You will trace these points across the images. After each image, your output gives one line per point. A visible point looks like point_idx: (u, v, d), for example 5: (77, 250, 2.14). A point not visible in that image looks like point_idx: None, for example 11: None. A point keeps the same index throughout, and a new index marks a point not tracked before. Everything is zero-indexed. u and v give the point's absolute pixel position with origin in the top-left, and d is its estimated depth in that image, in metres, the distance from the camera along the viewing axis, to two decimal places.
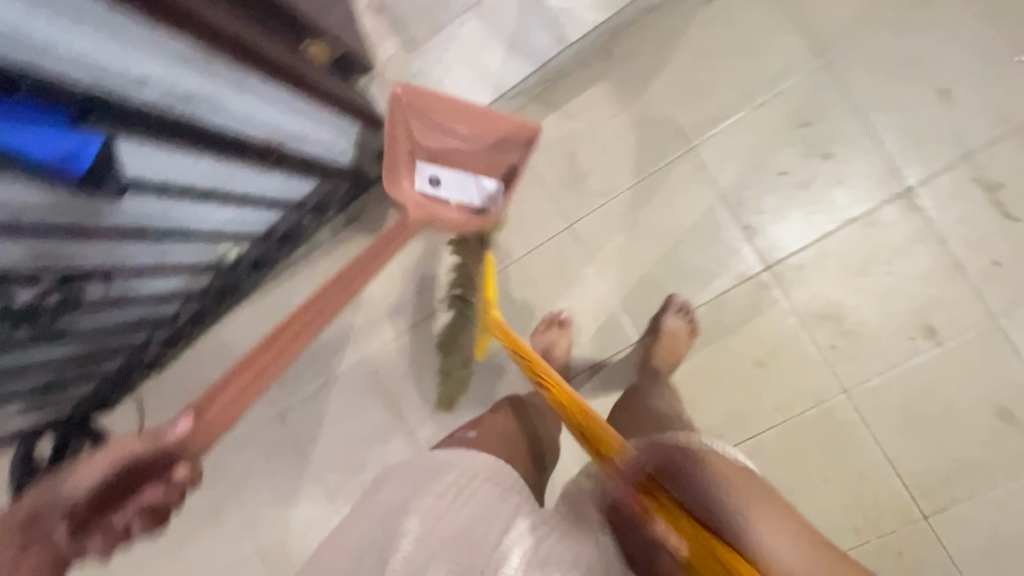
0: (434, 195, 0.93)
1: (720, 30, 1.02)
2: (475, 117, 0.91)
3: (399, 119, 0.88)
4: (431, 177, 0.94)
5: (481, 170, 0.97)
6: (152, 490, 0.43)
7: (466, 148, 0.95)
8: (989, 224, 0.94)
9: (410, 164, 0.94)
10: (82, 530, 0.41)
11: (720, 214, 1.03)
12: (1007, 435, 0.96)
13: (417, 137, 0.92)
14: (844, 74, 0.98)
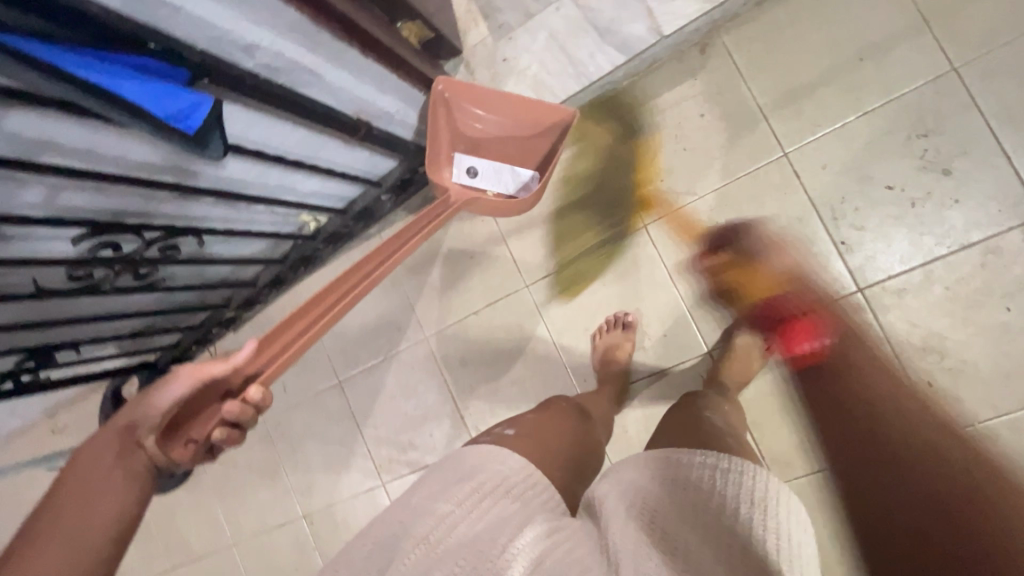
0: (467, 184, 1.01)
1: (835, 27, 0.93)
2: (511, 112, 0.94)
3: (438, 112, 0.94)
4: (467, 167, 1.01)
5: (518, 160, 1.01)
6: (217, 406, 0.57)
7: (502, 138, 0.98)
8: None
9: (449, 153, 1.01)
10: (172, 436, 0.53)
11: (811, 226, 0.96)
12: None
13: (455, 127, 0.98)
14: (975, 79, 0.87)
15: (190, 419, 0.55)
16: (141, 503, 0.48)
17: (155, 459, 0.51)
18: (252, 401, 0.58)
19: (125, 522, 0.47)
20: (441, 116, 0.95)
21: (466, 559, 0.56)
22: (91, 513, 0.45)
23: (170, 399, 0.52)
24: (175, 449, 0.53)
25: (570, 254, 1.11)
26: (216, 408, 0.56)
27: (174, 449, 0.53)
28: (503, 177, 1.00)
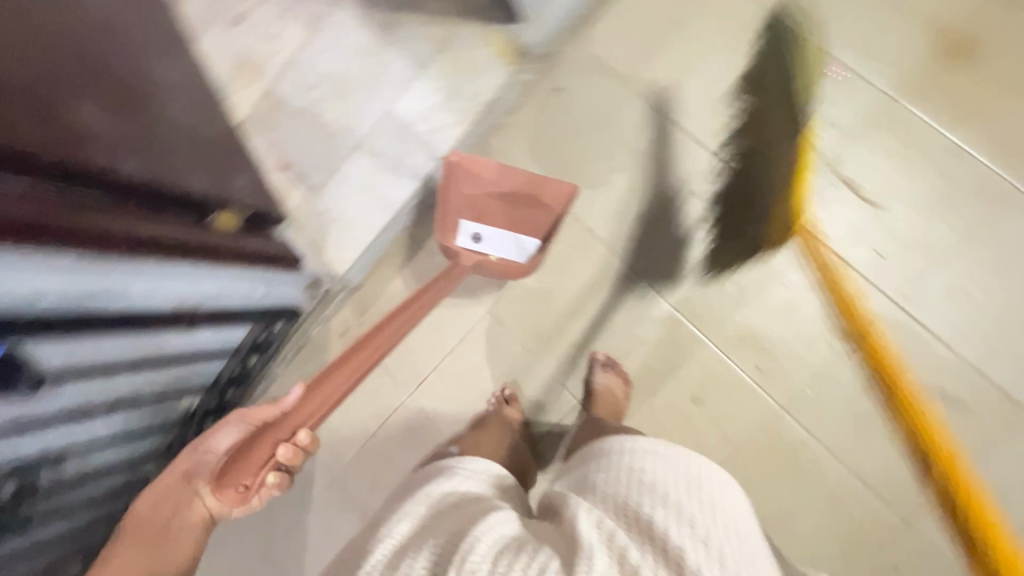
0: (471, 248, 1.07)
1: (574, 110, 1.13)
2: (517, 187, 1.05)
3: (454, 184, 1.06)
4: (472, 234, 1.08)
5: (522, 230, 1.08)
6: (279, 441, 0.67)
7: (510, 210, 1.07)
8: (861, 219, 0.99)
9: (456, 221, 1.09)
10: (256, 473, 0.66)
11: (618, 266, 1.09)
12: (956, 418, 0.94)
13: (464, 198, 1.08)
14: (686, 121, 1.09)
15: (261, 457, 0.66)
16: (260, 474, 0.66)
17: (210, 509, 0.85)
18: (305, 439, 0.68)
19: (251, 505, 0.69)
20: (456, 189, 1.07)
21: (436, 550, 0.59)
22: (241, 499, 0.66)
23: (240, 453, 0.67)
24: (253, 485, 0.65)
25: (434, 357, 1.15)
26: (265, 454, 0.66)
27: (269, 479, 0.67)
28: (516, 245, 1.07)
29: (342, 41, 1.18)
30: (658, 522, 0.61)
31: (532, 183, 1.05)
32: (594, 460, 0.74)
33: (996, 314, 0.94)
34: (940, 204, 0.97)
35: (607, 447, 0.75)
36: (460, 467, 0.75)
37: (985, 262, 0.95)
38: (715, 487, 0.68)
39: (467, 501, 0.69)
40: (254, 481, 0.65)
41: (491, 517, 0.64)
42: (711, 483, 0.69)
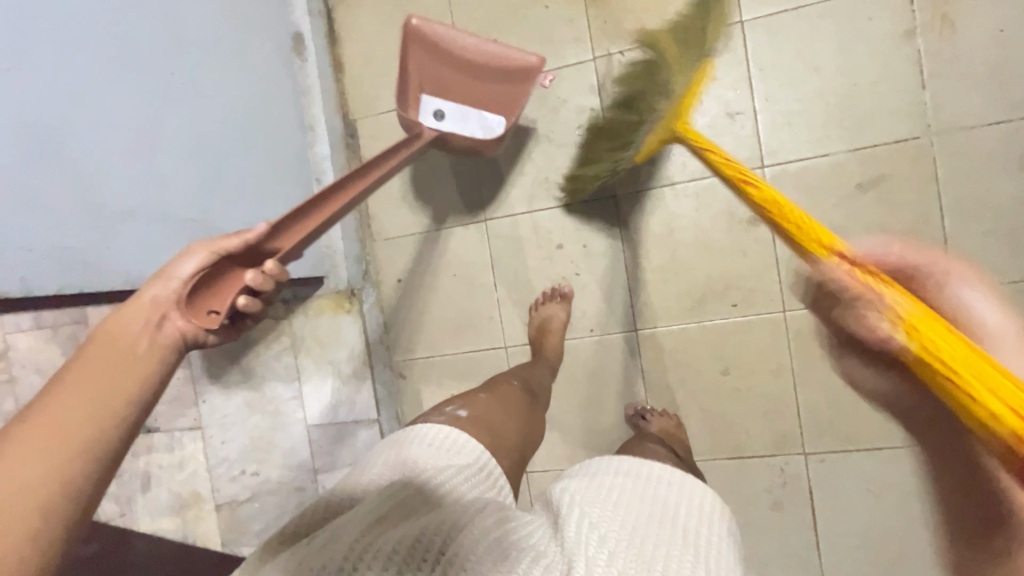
0: (433, 125, 1.04)
1: (423, 284, 1.17)
2: (484, 54, 1.01)
3: (414, 59, 1.03)
4: (434, 110, 1.05)
5: (486, 104, 1.05)
6: (235, 283, 0.57)
7: (468, 77, 1.04)
8: (673, 144, 1.03)
9: (416, 95, 1.05)
10: (191, 301, 0.52)
11: (569, 344, 1.11)
12: (889, 192, 0.95)
13: (422, 67, 1.04)
14: (497, 207, 1.12)
15: (223, 288, 0.56)
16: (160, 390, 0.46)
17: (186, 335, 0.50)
18: (269, 274, 0.57)
19: (145, 402, 0.44)
20: (434, 41, 1.01)
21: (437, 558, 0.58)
22: (117, 384, 0.43)
23: (190, 279, 0.52)
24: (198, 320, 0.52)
25: None
26: (238, 269, 0.57)
27: (203, 318, 0.53)
28: (486, 120, 1.05)
29: (229, 416, 1.18)
30: (669, 555, 0.61)
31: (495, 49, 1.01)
32: (612, 471, 0.74)
33: (827, 101, 0.96)
34: (706, 79, 1.01)
35: (634, 469, 0.75)
36: (472, 454, 0.75)
37: (778, 80, 0.98)
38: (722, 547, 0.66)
39: (492, 503, 0.68)
40: (151, 334, 0.47)
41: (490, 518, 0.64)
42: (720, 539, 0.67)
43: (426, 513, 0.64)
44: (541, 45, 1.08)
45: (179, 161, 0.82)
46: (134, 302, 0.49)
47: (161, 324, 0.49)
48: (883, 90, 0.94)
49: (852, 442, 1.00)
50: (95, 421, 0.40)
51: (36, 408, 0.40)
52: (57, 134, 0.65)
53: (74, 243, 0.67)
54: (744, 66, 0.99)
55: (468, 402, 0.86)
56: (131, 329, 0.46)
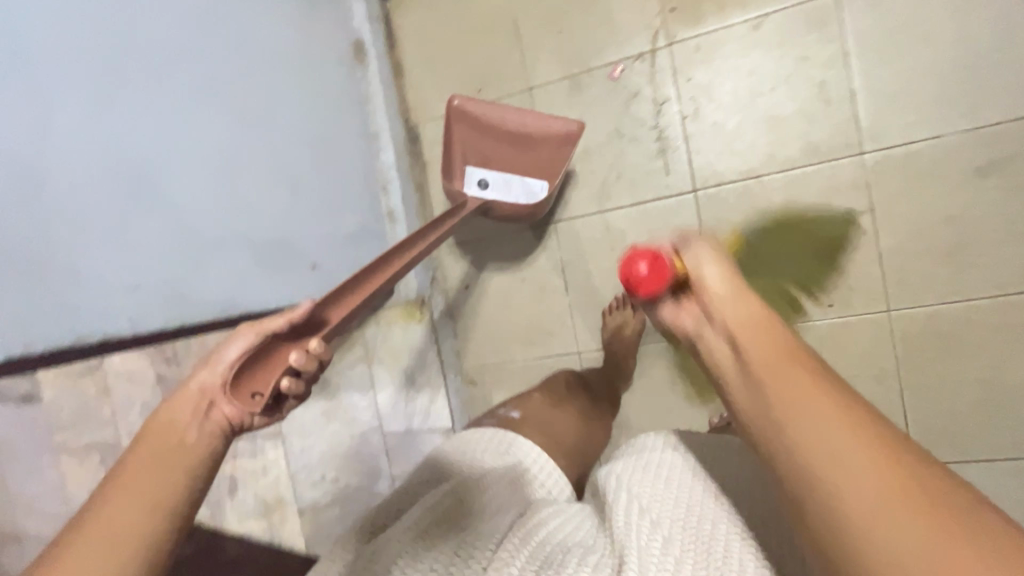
0: (478, 194, 1.06)
1: (491, 290, 1.15)
2: (527, 127, 1.02)
3: (458, 135, 1.05)
4: (479, 180, 1.07)
5: (528, 172, 1.05)
6: (280, 360, 0.50)
7: (510, 147, 1.05)
8: (758, 133, 0.95)
9: (461, 167, 1.07)
10: (237, 386, 0.49)
11: (646, 349, 1.07)
12: (1015, 174, 0.84)
13: (467, 143, 1.06)
14: (567, 208, 1.08)
15: (266, 367, 0.50)
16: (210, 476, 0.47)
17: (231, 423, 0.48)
18: (313, 354, 0.51)
19: (195, 490, 0.45)
20: (477, 116, 1.04)
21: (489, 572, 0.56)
22: (160, 477, 0.44)
23: (234, 361, 0.48)
24: (241, 405, 0.48)
25: None
26: (288, 346, 0.51)
27: (249, 403, 0.49)
28: (527, 191, 1.05)
29: (308, 426, 1.21)
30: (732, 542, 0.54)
31: (533, 119, 1.02)
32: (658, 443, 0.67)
33: (938, 76, 0.86)
34: (795, 59, 0.92)
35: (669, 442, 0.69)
36: (522, 459, 0.72)
37: (879, 57, 0.89)
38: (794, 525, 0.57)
39: (534, 503, 0.65)
40: (194, 431, 0.46)
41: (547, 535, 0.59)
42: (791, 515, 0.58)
43: (467, 523, 0.62)
44: (610, 34, 1.02)
45: (256, 184, 0.82)
46: (182, 394, 0.47)
47: (208, 414, 0.47)
48: (1006, 59, 0.84)
49: (971, 453, 0.90)
50: (145, 501, 0.43)
51: (111, 494, 0.43)
52: (146, 182, 0.66)
53: (179, 279, 0.70)
54: (839, 43, 0.90)
55: (521, 403, 0.85)
56: (175, 428, 0.46)
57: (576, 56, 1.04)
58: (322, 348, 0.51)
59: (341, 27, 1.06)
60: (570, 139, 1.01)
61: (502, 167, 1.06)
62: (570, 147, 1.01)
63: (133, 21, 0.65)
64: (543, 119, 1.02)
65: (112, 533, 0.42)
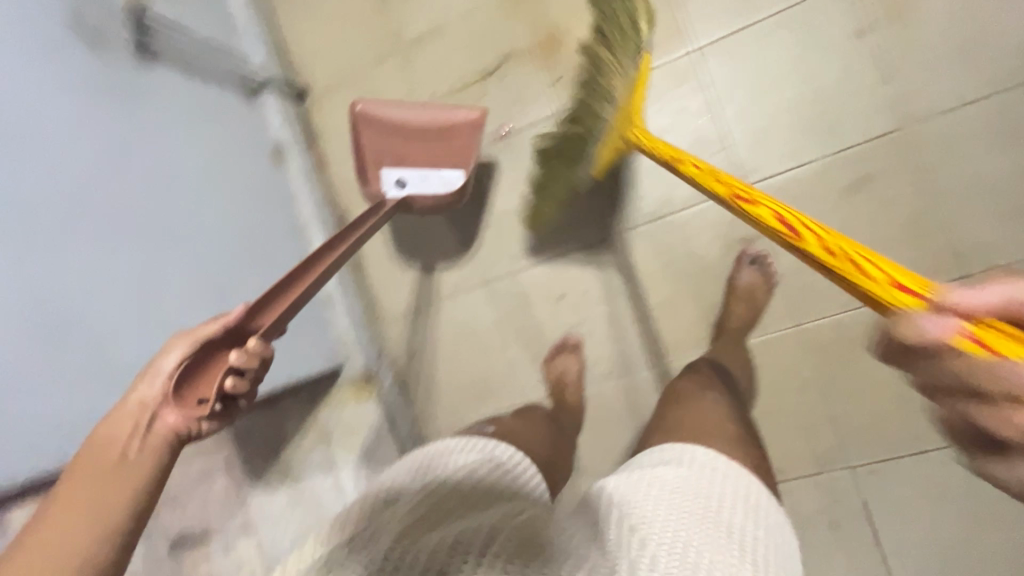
0: (397, 194, 1.04)
1: (436, 355, 1.19)
2: (428, 119, 1.04)
3: (368, 137, 1.05)
4: (396, 180, 1.06)
5: (444, 164, 1.06)
6: (223, 359, 0.55)
7: (420, 140, 1.05)
8: (651, 179, 1.04)
9: (376, 168, 1.07)
10: (181, 394, 0.53)
11: (587, 391, 1.11)
12: (876, 187, 0.94)
13: (371, 148, 1.06)
14: (494, 269, 1.14)
15: (208, 372, 0.55)
16: (154, 488, 0.50)
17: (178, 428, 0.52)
18: (253, 351, 0.54)
19: (140, 507, 0.48)
20: (376, 118, 1.05)
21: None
22: (98, 497, 0.46)
23: (178, 365, 0.53)
24: (188, 411, 0.53)
25: None
26: (224, 354, 0.55)
27: (191, 408, 0.53)
28: (446, 178, 1.05)
29: (279, 515, 1.17)
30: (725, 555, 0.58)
31: (435, 112, 1.05)
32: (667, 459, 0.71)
33: (795, 110, 0.96)
34: (671, 111, 1.02)
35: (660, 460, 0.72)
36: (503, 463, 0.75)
37: (743, 99, 0.98)
38: (773, 547, 0.62)
39: (526, 515, 0.67)
40: (139, 441, 0.50)
41: (525, 539, 0.62)
42: (767, 536, 0.63)
43: (453, 527, 0.63)
44: (507, 108, 1.11)
45: (183, 285, 0.90)
46: (120, 411, 0.52)
47: (152, 424, 0.51)
48: (849, 90, 0.94)
49: (898, 450, 0.96)
50: (89, 517, 0.45)
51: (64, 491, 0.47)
52: (74, 323, 0.77)
53: (111, 401, 0.80)
54: (705, 92, 1.00)
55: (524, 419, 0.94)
56: (115, 433, 0.50)
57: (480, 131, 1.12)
58: (259, 345, 0.54)
59: (258, 134, 1.14)
60: (475, 126, 1.04)
61: (416, 161, 1.06)
62: (477, 130, 1.03)
63: (49, 192, 0.76)
64: (438, 113, 1.05)
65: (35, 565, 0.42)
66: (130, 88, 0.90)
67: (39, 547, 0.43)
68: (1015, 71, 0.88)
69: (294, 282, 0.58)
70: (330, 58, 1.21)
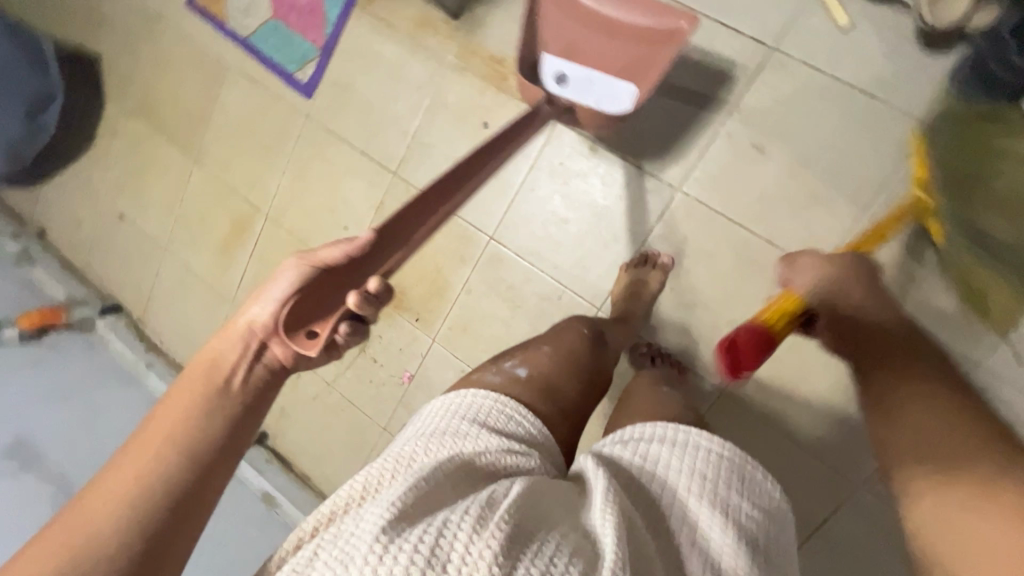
0: (555, 87, 0.96)
1: None
2: (638, 24, 0.94)
3: (549, 14, 0.97)
4: (555, 74, 0.97)
5: (614, 73, 0.96)
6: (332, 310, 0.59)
7: (604, 42, 0.96)
8: (530, 346, 1.13)
9: (540, 58, 0.98)
10: (292, 329, 0.57)
11: None
12: (694, 248, 1.00)
13: (550, 31, 0.98)
14: None
15: (318, 314, 0.59)
16: (234, 430, 0.51)
17: (274, 363, 0.55)
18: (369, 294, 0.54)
19: (219, 445, 0.50)
20: (585, 2, 0.96)
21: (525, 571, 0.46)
22: (195, 422, 0.50)
23: (281, 307, 0.56)
24: (300, 343, 0.56)
25: None
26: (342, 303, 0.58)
27: (301, 343, 0.56)
28: (607, 100, 0.95)
29: None
30: (728, 540, 0.54)
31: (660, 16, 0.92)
32: (670, 434, 0.63)
33: (592, 232, 1.07)
34: (508, 287, 1.14)
35: (681, 448, 0.61)
36: (491, 420, 0.61)
37: (550, 248, 1.10)
38: (765, 511, 0.58)
39: (554, 510, 0.53)
40: (242, 372, 0.54)
41: (548, 507, 0.53)
42: (761, 504, 0.58)
43: (522, 523, 0.49)
44: (397, 357, 1.25)
45: None
46: (230, 330, 0.56)
47: (260, 355, 0.55)
48: (619, 191, 1.04)
49: None
50: (175, 433, 0.49)
51: (153, 420, 0.50)
52: None
53: None
54: (520, 262, 1.12)
55: (529, 358, 0.75)
56: (212, 367, 0.53)
57: (391, 386, 1.27)
58: (379, 286, 0.54)
59: (246, 498, 1.32)
60: (684, 35, 0.90)
61: (584, 69, 0.96)
62: (676, 45, 0.90)
63: None
64: (658, 10, 0.92)
65: (122, 486, 0.46)
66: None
67: (93, 507, 0.45)
68: (729, 98, 0.95)
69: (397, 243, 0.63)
70: None
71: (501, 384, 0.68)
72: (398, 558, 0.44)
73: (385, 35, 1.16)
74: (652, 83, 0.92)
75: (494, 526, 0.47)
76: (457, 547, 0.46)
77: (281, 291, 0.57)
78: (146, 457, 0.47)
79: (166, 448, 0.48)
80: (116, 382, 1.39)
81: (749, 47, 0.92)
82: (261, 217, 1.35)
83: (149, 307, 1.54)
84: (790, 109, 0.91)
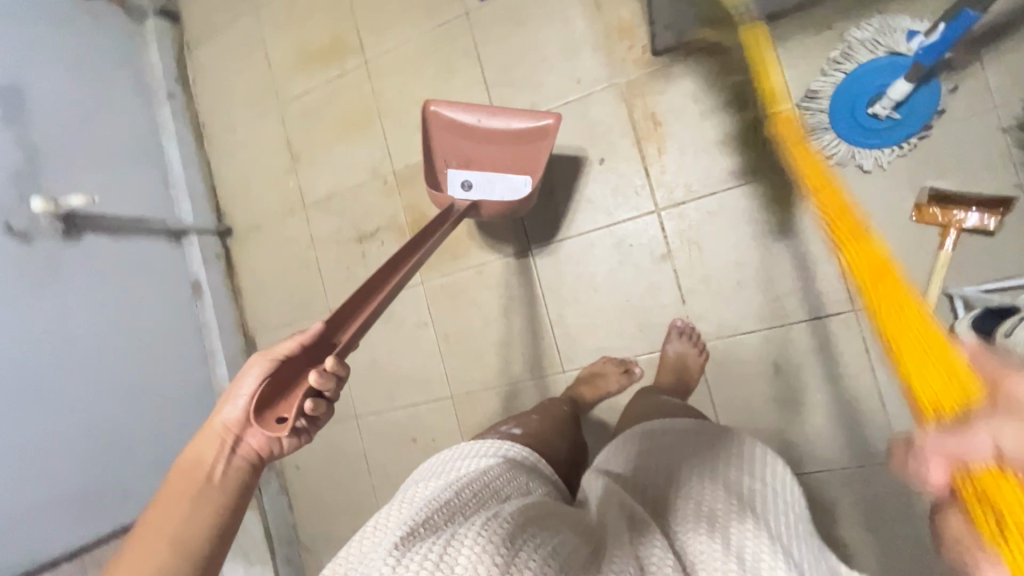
0: (466, 196, 1.09)
1: (313, 470, 1.36)
2: (501, 130, 1.07)
3: (438, 140, 1.09)
4: (463, 182, 1.11)
5: (510, 169, 1.09)
6: (296, 389, 0.57)
7: (487, 147, 1.09)
8: (488, 352, 1.19)
9: (444, 170, 1.11)
10: (262, 415, 0.56)
11: None
12: None
13: (445, 149, 1.11)
14: (363, 404, 1.30)
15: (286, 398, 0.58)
16: (227, 511, 0.55)
17: (258, 450, 0.58)
18: (328, 372, 0.55)
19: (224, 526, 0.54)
20: (454, 122, 1.08)
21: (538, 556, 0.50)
22: (187, 511, 0.53)
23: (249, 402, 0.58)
24: (270, 429, 0.55)
25: None
26: (300, 384, 0.57)
27: (269, 428, 0.55)
28: (506, 189, 1.09)
29: None
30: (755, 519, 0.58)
31: (519, 119, 1.05)
32: (598, 461, 0.73)
33: (607, 314, 1.11)
34: (511, 295, 1.17)
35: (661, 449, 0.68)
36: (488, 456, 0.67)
37: (567, 297, 1.13)
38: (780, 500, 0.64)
39: (553, 515, 0.58)
40: (225, 460, 0.56)
41: (552, 517, 0.58)
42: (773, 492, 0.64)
43: (527, 522, 0.54)
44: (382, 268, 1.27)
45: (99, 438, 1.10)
46: (206, 432, 0.58)
47: (237, 447, 0.57)
48: (653, 305, 1.07)
49: None
50: (168, 528, 0.52)
51: (159, 505, 0.54)
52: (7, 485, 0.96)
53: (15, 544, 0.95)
54: (536, 286, 1.15)
55: (523, 420, 0.81)
56: (200, 458, 0.56)
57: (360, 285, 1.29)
58: (336, 363, 0.55)
59: (177, 275, 1.32)
60: (548, 133, 1.03)
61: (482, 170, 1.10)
62: (550, 139, 1.03)
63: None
64: (509, 116, 1.05)
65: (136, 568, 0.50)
66: (45, 280, 1.08)
67: None
68: (792, 313, 0.98)
69: (349, 318, 0.63)
70: (251, 204, 1.39)
71: (508, 438, 0.74)
72: (410, 566, 0.48)
73: (586, 8, 1.09)
74: (542, 170, 1.04)
75: (494, 529, 0.51)
76: (467, 544, 0.50)
77: (244, 393, 0.58)
78: (152, 545, 0.51)
79: (164, 538, 0.51)
80: (129, 92, 1.33)
81: (838, 291, 0.96)
82: (358, 58, 1.28)
83: (203, 42, 1.44)
84: (823, 361, 0.97)
